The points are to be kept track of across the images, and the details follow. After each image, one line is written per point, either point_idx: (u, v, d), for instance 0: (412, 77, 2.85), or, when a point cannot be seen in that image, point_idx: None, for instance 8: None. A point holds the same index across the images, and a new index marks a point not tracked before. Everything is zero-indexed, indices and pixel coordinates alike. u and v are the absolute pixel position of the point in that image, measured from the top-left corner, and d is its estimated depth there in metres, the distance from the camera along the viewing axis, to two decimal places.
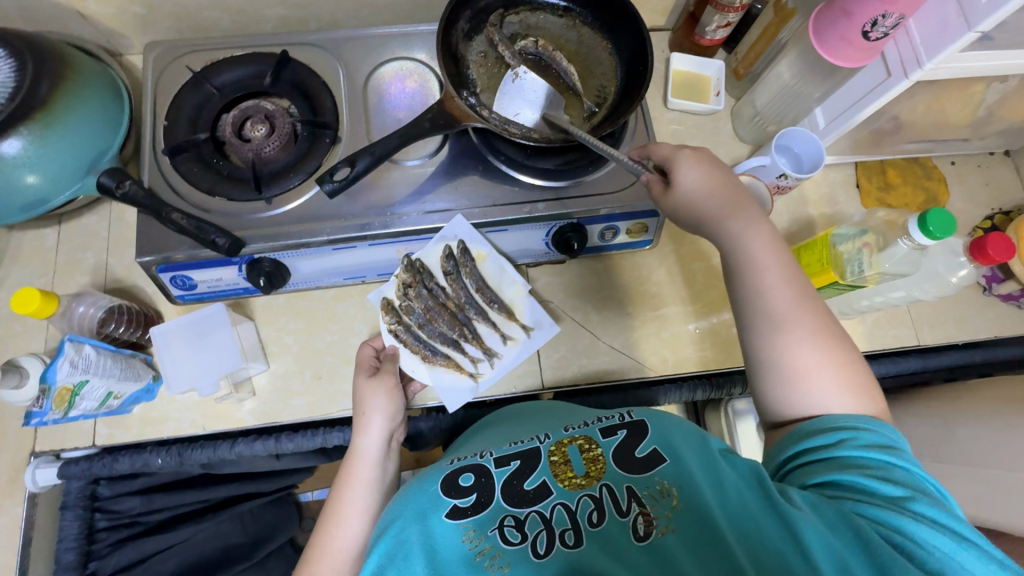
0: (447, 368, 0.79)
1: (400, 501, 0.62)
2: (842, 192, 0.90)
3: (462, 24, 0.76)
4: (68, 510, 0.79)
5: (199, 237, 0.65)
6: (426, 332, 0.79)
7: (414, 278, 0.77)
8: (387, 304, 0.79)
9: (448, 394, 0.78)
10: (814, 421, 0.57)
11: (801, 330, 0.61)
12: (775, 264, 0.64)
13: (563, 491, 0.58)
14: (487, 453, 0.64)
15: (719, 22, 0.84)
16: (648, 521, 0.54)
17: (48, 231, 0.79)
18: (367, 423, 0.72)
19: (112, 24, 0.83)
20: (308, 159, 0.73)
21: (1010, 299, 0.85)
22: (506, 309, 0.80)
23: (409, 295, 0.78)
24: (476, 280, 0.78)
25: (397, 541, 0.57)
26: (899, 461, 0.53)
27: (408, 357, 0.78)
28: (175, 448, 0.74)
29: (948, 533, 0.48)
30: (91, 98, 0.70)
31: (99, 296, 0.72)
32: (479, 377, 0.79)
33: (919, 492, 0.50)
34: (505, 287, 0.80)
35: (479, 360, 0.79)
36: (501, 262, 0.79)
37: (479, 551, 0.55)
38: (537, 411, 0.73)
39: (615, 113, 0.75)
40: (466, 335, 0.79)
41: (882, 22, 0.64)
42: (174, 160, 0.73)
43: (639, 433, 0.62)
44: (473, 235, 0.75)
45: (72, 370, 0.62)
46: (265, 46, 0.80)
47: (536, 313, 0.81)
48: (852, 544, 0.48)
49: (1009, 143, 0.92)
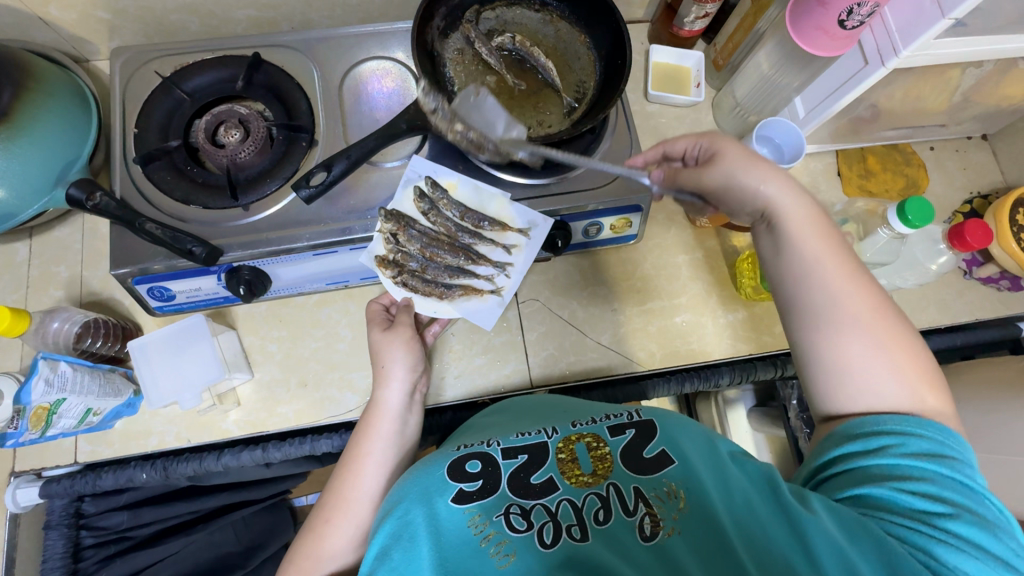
0: (467, 296, 0.76)
1: (406, 484, 0.61)
2: (823, 180, 0.91)
3: (437, 21, 0.75)
4: (52, 529, 0.77)
5: (174, 246, 0.64)
6: (432, 272, 0.76)
7: (397, 225, 0.71)
8: (382, 260, 0.72)
9: (479, 315, 0.76)
10: (858, 421, 0.54)
11: (876, 355, 0.55)
12: (830, 260, 0.58)
13: (570, 488, 0.57)
14: (494, 442, 0.64)
15: (697, 12, 0.84)
16: (654, 521, 0.53)
17: (19, 245, 0.77)
18: (387, 374, 0.71)
19: (75, 30, 0.80)
20: (285, 163, 0.72)
21: (989, 281, 0.86)
22: (498, 224, 0.74)
23: (400, 243, 0.73)
24: (456, 208, 0.74)
25: (401, 522, 0.56)
26: (948, 471, 0.49)
27: (425, 301, 0.75)
28: (160, 461, 0.74)
29: (981, 554, 0.45)
30: (56, 108, 0.68)
31: (73, 310, 0.70)
32: (502, 290, 0.77)
33: (963, 510, 0.47)
34: (487, 204, 0.74)
35: (495, 276, 0.77)
36: (475, 183, 0.74)
37: (484, 536, 0.54)
38: (545, 405, 0.72)
39: (596, 109, 0.74)
40: (471, 259, 0.76)
41: (857, 10, 0.64)
42: (146, 169, 0.71)
43: (648, 434, 0.62)
44: (436, 167, 0.74)
45: (48, 389, 0.60)
46: (237, 48, 0.78)
47: (527, 215, 0.73)
48: (868, 551, 0.46)
49: (986, 127, 0.93)
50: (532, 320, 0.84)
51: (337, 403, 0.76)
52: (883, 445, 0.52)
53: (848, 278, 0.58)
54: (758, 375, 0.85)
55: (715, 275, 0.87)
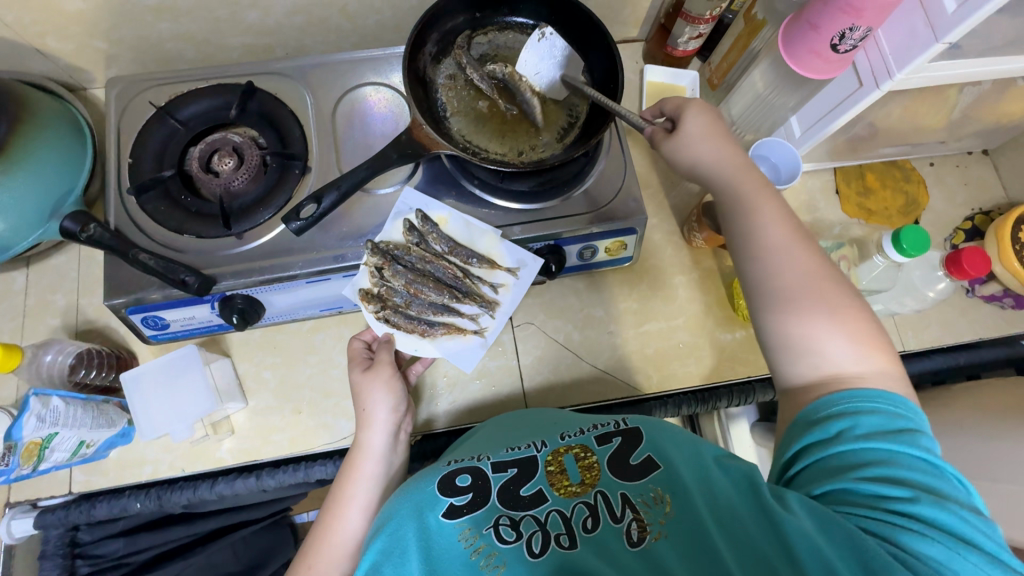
0: (450, 335, 0.75)
1: (398, 498, 0.61)
2: (821, 198, 0.90)
3: (429, 47, 0.76)
4: (48, 559, 0.77)
5: (167, 276, 0.64)
6: (416, 309, 0.74)
7: (383, 260, 0.71)
8: (366, 294, 0.73)
9: (460, 357, 0.76)
10: (815, 407, 0.54)
11: (821, 323, 0.57)
12: (789, 257, 0.60)
13: (559, 499, 0.57)
14: (485, 457, 0.63)
15: (690, 33, 0.83)
16: (641, 526, 0.54)
17: (16, 274, 0.78)
18: (370, 417, 0.71)
19: (73, 60, 0.81)
20: (278, 192, 0.72)
21: (993, 299, 0.85)
22: (487, 261, 0.73)
23: (385, 277, 0.72)
24: (445, 242, 0.73)
25: (393, 538, 0.56)
26: (905, 449, 0.49)
27: (406, 338, 0.74)
28: (154, 491, 0.73)
29: (946, 537, 0.45)
30: (51, 140, 0.68)
31: (66, 342, 0.70)
32: (485, 330, 0.76)
33: (922, 492, 0.47)
34: (476, 239, 0.73)
35: (479, 316, 0.76)
36: (466, 218, 0.73)
37: (475, 550, 0.54)
38: (531, 416, 0.71)
39: (588, 132, 0.74)
40: (456, 297, 0.74)
41: (849, 35, 0.63)
42: (141, 199, 0.71)
43: (635, 442, 0.62)
44: (427, 201, 0.73)
45: (40, 424, 0.60)
46: (231, 76, 0.78)
47: (516, 253, 0.73)
48: (839, 543, 0.46)
49: (987, 142, 0.92)
50: (527, 343, 0.83)
51: (331, 430, 0.76)
52: (838, 431, 0.51)
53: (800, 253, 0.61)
54: (757, 397, 0.82)
55: (712, 296, 0.86)
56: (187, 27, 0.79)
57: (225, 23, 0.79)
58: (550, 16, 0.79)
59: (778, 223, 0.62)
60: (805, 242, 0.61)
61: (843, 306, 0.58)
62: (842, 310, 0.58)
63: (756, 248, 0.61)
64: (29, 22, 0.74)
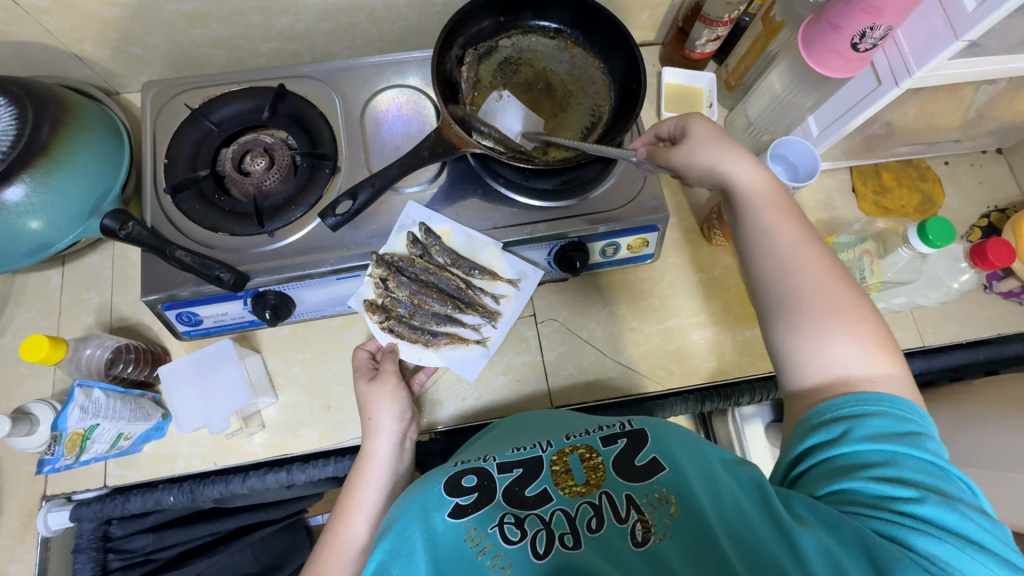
0: (452, 344, 0.78)
1: (404, 500, 0.62)
2: (838, 197, 0.91)
3: (455, 49, 0.77)
4: (82, 552, 0.77)
5: (203, 273, 0.66)
6: (419, 319, 0.78)
7: (387, 271, 0.73)
8: (370, 305, 0.76)
9: (463, 366, 0.78)
10: (817, 410, 0.54)
11: (831, 326, 0.56)
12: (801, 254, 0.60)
13: (564, 499, 0.58)
14: (491, 458, 0.64)
15: (709, 36, 0.85)
16: (645, 527, 0.54)
17: (52, 273, 0.80)
18: (375, 426, 0.72)
19: (107, 65, 0.84)
20: (309, 191, 0.73)
21: (1011, 295, 0.86)
22: (488, 273, 0.76)
23: (389, 289, 0.75)
24: (448, 255, 0.75)
25: (400, 538, 0.57)
26: (909, 450, 0.49)
27: (411, 348, 0.77)
28: (187, 485, 0.74)
29: (951, 536, 0.45)
30: (91, 141, 0.71)
31: (104, 336, 0.72)
32: (487, 339, 0.79)
33: (930, 489, 0.47)
34: (478, 252, 0.75)
35: (480, 326, 0.79)
36: (468, 232, 0.75)
37: (480, 549, 0.55)
38: (545, 418, 0.72)
39: (611, 132, 0.76)
40: (458, 308, 0.78)
41: (870, 34, 0.65)
42: (176, 198, 0.73)
43: (638, 442, 0.63)
44: (430, 214, 0.74)
45: (82, 415, 0.62)
46: (262, 79, 0.81)
47: (517, 265, 0.77)
48: (846, 541, 0.47)
49: (1001, 141, 0.93)
50: (550, 340, 0.84)
51: (359, 425, 0.77)
52: (843, 432, 0.51)
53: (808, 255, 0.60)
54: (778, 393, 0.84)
55: (731, 293, 0.87)
56: (220, 33, 0.81)
57: (257, 29, 0.82)
58: (572, 20, 0.81)
59: (788, 224, 0.61)
60: (812, 246, 0.61)
61: (855, 316, 0.57)
62: (856, 318, 0.57)
63: (768, 244, 0.61)
64: (70, 28, 0.76)
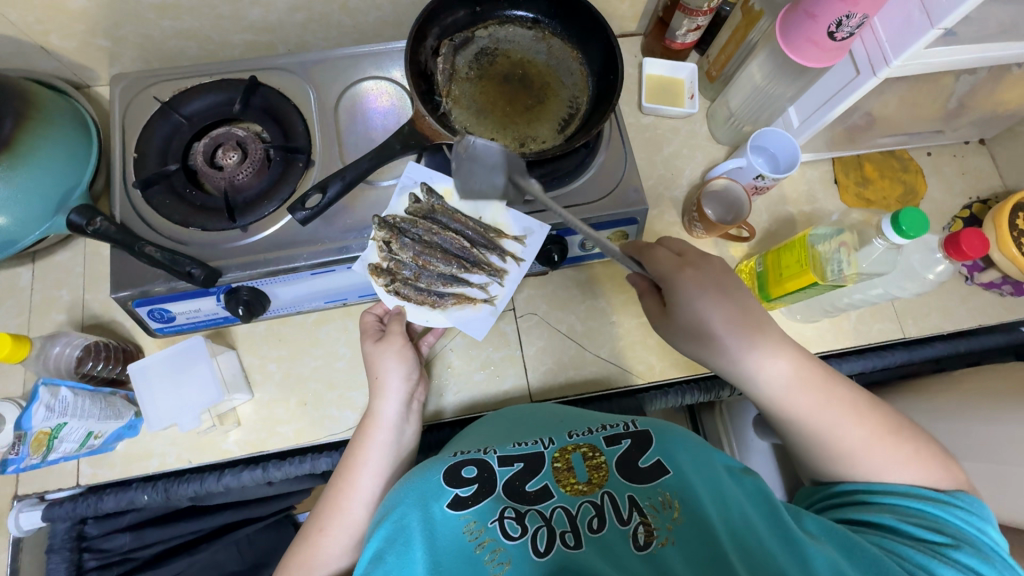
0: (460, 305, 0.75)
1: (401, 488, 0.61)
2: (820, 189, 0.91)
3: (431, 40, 0.76)
4: (55, 552, 0.78)
5: (173, 269, 0.64)
6: (425, 281, 0.73)
7: (390, 233, 0.70)
8: (376, 268, 0.71)
9: (470, 325, 0.75)
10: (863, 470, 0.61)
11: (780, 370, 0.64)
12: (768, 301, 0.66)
13: (565, 496, 0.58)
14: (491, 450, 0.63)
15: (688, 26, 0.84)
16: (648, 531, 0.54)
17: (21, 270, 0.78)
18: (384, 385, 0.72)
19: (76, 58, 0.82)
20: (281, 186, 0.72)
21: (992, 287, 0.86)
22: (493, 231, 0.73)
23: (393, 251, 0.70)
24: (452, 214, 0.72)
25: (397, 526, 0.56)
26: (944, 514, 0.56)
27: (417, 310, 0.74)
28: (160, 483, 0.75)
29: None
30: (56, 135, 0.69)
31: (73, 334, 0.71)
32: (494, 299, 0.75)
33: (963, 542, 0.53)
34: (482, 210, 0.73)
35: (487, 285, 0.75)
36: None
37: (479, 543, 0.54)
38: (539, 413, 0.70)
39: (590, 122, 0.75)
40: (464, 267, 0.73)
41: (846, 22, 0.64)
42: (146, 193, 0.72)
43: (644, 443, 0.62)
44: (432, 174, 0.73)
45: (49, 414, 0.61)
46: (234, 72, 0.79)
47: (522, 221, 0.72)
48: (861, 560, 0.51)
49: (983, 132, 0.93)
50: (530, 334, 0.84)
51: (336, 422, 0.77)
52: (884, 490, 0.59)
53: (792, 363, 0.64)
54: None
55: None
56: (190, 25, 0.80)
57: (228, 20, 0.80)
58: (549, 10, 0.80)
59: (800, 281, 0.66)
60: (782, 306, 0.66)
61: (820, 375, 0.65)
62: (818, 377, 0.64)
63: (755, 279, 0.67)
64: (33, 20, 0.75)
